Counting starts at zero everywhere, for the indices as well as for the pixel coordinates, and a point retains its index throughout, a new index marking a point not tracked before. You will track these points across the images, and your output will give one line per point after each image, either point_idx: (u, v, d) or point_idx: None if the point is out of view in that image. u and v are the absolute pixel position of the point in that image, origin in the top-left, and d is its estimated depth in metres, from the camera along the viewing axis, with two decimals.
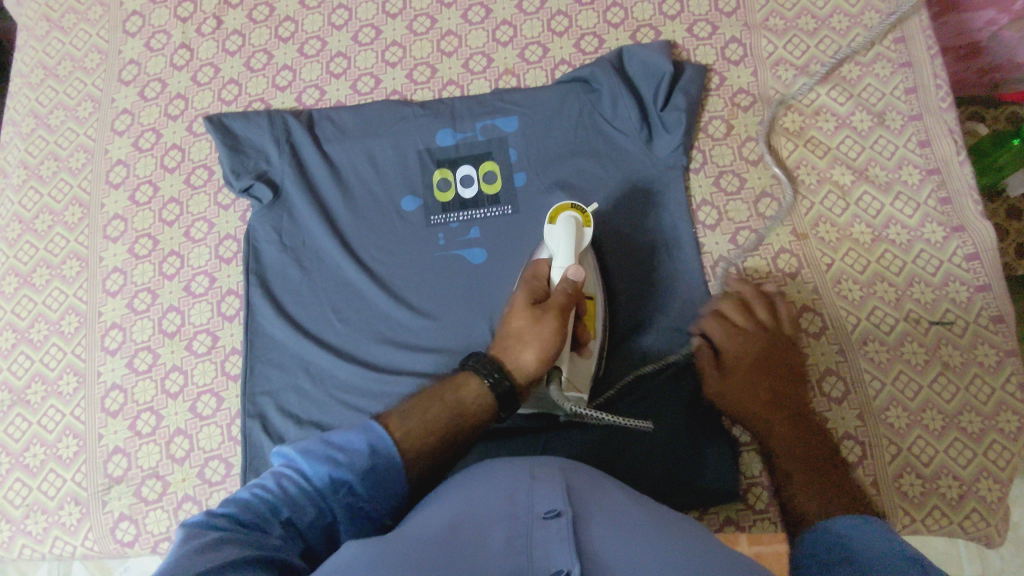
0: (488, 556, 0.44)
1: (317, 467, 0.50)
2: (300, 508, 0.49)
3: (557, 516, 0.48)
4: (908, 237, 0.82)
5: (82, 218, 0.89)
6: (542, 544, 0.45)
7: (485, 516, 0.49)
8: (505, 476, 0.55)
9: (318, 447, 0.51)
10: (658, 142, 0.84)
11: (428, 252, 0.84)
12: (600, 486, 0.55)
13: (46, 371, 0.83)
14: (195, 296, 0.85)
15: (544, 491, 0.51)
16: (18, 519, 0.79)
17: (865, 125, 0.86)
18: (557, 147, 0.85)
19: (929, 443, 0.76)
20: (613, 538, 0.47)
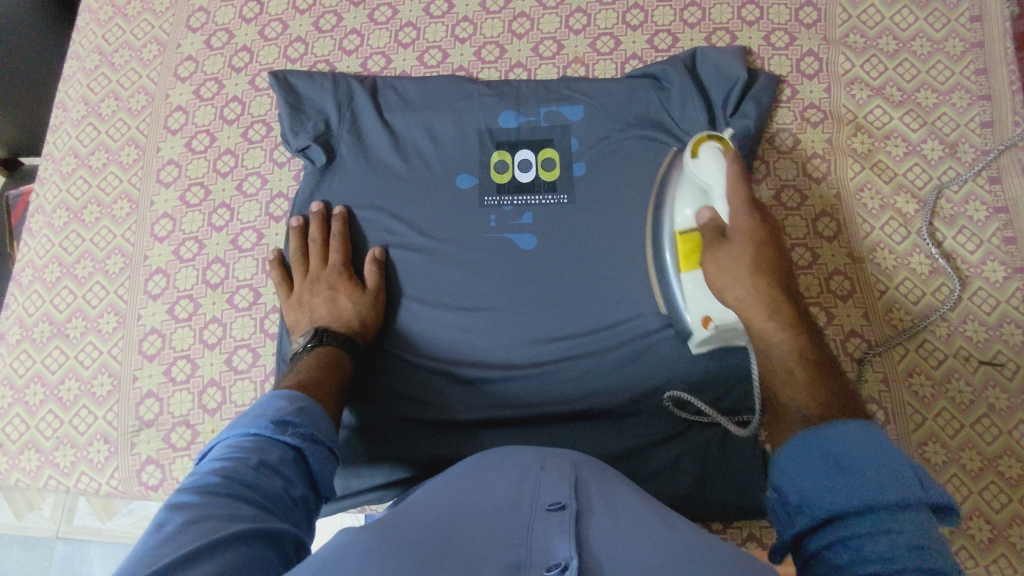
0: (485, 543, 0.44)
1: (255, 424, 0.56)
2: (262, 451, 0.54)
3: (561, 508, 0.47)
4: (966, 273, 0.80)
5: (137, 159, 0.88)
6: (541, 532, 0.45)
7: (487, 508, 0.49)
8: (516, 469, 0.55)
9: (240, 419, 0.57)
10: (723, 148, 0.82)
11: (478, 232, 0.83)
12: (609, 481, 0.55)
13: (87, 308, 0.84)
14: (242, 251, 0.84)
15: (550, 484, 0.51)
16: (47, 450, 0.79)
17: (936, 154, 0.84)
18: (619, 141, 0.84)
19: (964, 483, 0.74)
20: (615, 532, 0.46)
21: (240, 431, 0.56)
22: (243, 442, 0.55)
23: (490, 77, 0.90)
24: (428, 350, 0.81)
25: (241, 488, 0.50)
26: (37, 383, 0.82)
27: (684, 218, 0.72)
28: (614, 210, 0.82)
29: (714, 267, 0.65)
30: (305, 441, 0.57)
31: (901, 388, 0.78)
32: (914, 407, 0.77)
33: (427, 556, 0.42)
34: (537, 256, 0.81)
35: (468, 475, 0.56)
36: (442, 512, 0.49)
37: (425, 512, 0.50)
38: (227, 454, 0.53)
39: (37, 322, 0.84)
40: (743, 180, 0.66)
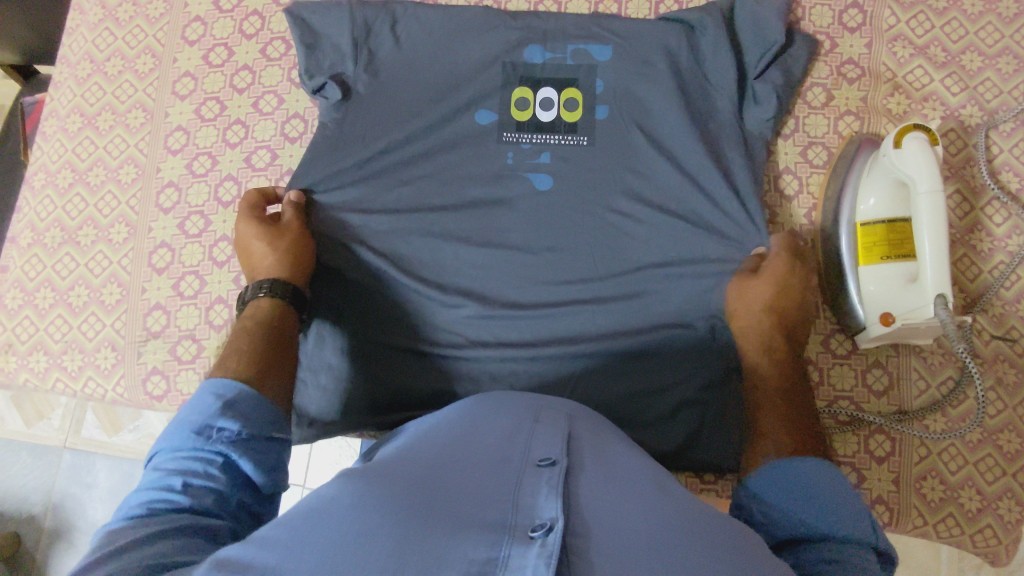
0: (471, 499, 0.43)
1: (181, 433, 0.53)
2: (188, 463, 0.51)
3: (551, 465, 0.46)
4: (989, 246, 0.79)
5: (153, 69, 0.87)
6: (529, 489, 0.44)
7: (479, 458, 0.48)
8: (511, 415, 0.54)
9: (170, 428, 0.54)
10: (748, 114, 0.80)
11: (493, 167, 0.81)
12: (602, 437, 0.54)
13: (98, 218, 0.83)
14: (255, 170, 0.83)
15: (543, 436, 0.50)
16: (55, 353, 0.80)
17: (973, 121, 0.81)
18: (646, 88, 0.81)
19: (960, 452, 0.74)
20: (605, 496, 0.45)
21: (167, 437, 0.53)
22: (174, 441, 0.53)
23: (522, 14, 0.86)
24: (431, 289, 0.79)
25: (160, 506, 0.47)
26: (47, 288, 0.82)
27: (868, 208, 0.74)
28: (633, 159, 0.80)
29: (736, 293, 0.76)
30: (232, 444, 0.52)
31: (908, 354, 0.77)
32: (919, 373, 0.76)
33: (410, 514, 0.41)
34: (549, 197, 0.80)
35: (462, 418, 0.55)
36: (431, 461, 0.48)
37: (414, 460, 0.49)
38: (159, 468, 0.52)
39: (49, 228, 0.84)
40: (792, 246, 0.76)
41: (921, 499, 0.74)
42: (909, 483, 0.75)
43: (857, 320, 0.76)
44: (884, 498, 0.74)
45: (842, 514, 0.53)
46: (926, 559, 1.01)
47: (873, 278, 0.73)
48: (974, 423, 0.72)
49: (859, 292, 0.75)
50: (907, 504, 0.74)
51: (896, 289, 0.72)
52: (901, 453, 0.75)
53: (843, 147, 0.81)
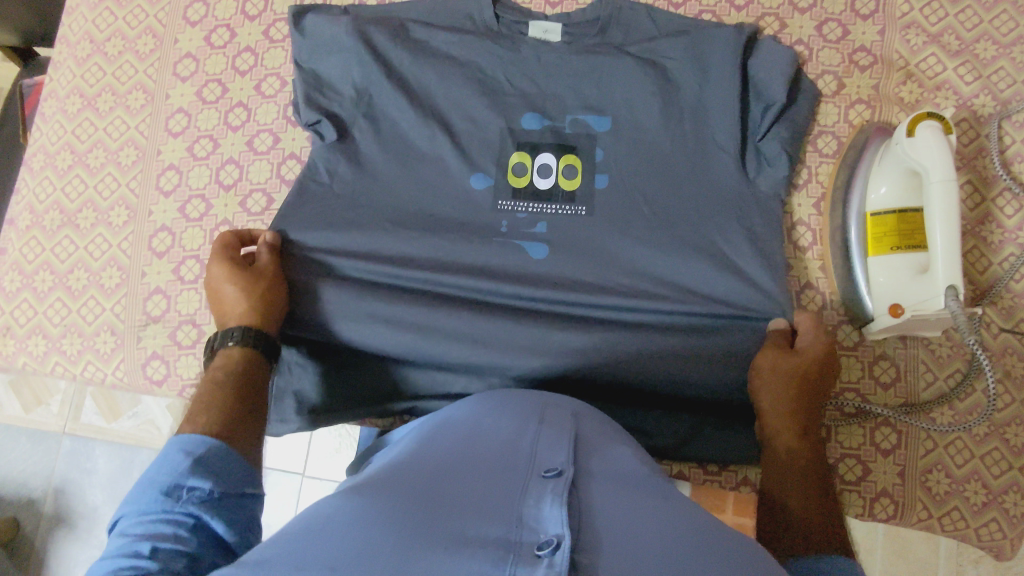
0: (473, 512, 0.41)
1: (149, 496, 0.51)
2: (158, 525, 0.49)
3: (557, 475, 0.44)
4: (1000, 238, 0.78)
5: (154, 49, 0.85)
6: (533, 496, 0.42)
7: (482, 469, 0.46)
8: (515, 422, 0.53)
9: (136, 490, 0.52)
10: (759, 175, 0.75)
11: (488, 236, 0.76)
12: (608, 444, 0.52)
13: (98, 200, 0.82)
14: (256, 153, 0.82)
15: (548, 444, 0.48)
16: (54, 337, 0.79)
17: (986, 110, 0.80)
18: (649, 151, 0.76)
19: (967, 446, 0.74)
20: (613, 506, 0.43)
21: (138, 496, 0.51)
22: (146, 496, 0.51)
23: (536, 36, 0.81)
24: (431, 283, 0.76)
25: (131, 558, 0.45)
26: (45, 271, 0.81)
27: (880, 196, 0.73)
28: (641, 229, 0.74)
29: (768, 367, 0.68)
30: (203, 504, 0.51)
31: (917, 346, 0.76)
32: (927, 365, 0.76)
33: (410, 528, 0.39)
34: (547, 268, 0.75)
35: (465, 427, 0.54)
36: (433, 472, 0.47)
37: (415, 471, 0.47)
38: (129, 528, 0.49)
39: (48, 210, 0.83)
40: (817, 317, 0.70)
41: (926, 492, 0.73)
42: (914, 476, 0.74)
43: (865, 312, 0.75)
44: (889, 491, 0.74)
45: None
46: (927, 554, 1.01)
47: (882, 269, 0.72)
48: (982, 416, 0.71)
49: (868, 285, 0.74)
50: (912, 497, 0.73)
51: (906, 281, 0.71)
52: (907, 445, 0.74)
53: (853, 137, 0.79)
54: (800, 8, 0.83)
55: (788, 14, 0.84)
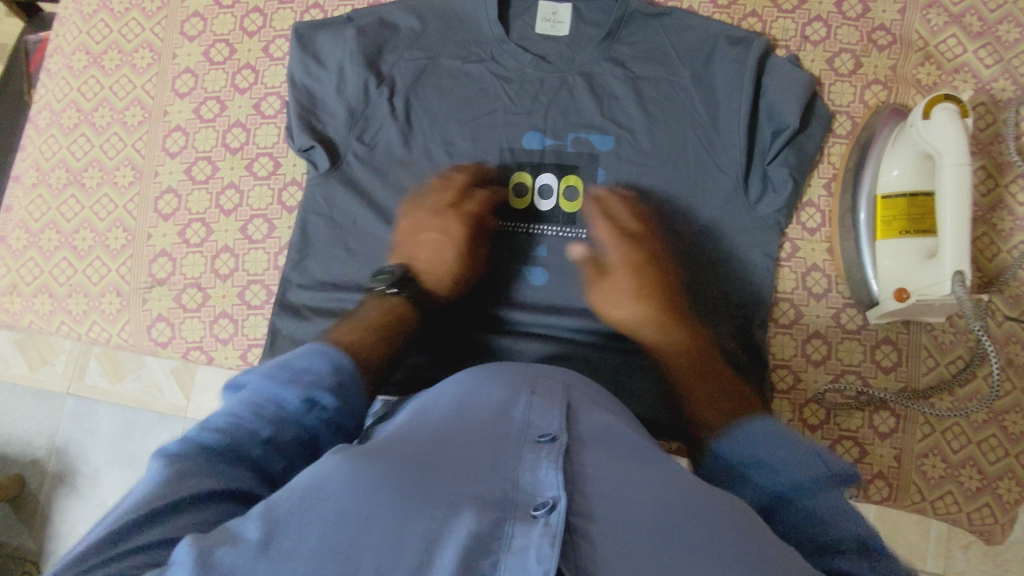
0: (467, 475, 0.41)
1: (286, 390, 0.50)
2: (283, 426, 0.49)
3: (551, 441, 0.44)
4: (1011, 225, 0.77)
5: (161, 7, 0.84)
6: (527, 467, 0.42)
7: (474, 430, 0.46)
8: (507, 383, 0.52)
9: (277, 375, 0.51)
10: (762, 198, 0.76)
11: (486, 260, 0.79)
12: (597, 406, 0.53)
13: (104, 160, 0.81)
14: (264, 117, 0.81)
15: (541, 410, 0.48)
16: (60, 297, 0.79)
17: (1005, 95, 0.79)
18: (652, 178, 0.79)
19: (964, 432, 0.74)
20: (604, 469, 0.44)
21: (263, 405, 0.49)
22: (259, 405, 0.49)
23: (544, 30, 0.82)
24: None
25: (197, 467, 0.44)
26: (51, 230, 0.81)
27: (892, 179, 0.72)
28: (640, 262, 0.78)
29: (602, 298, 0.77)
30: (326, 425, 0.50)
31: (920, 332, 0.76)
32: (929, 351, 0.76)
33: (411, 489, 0.39)
34: (544, 294, 0.79)
35: (458, 387, 0.53)
36: (428, 433, 0.46)
37: (410, 433, 0.46)
38: (229, 421, 0.48)
39: (54, 169, 0.82)
40: (614, 224, 0.78)
41: (922, 476, 0.74)
42: (911, 460, 0.74)
43: (869, 295, 0.75)
44: (884, 473, 0.74)
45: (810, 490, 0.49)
46: (918, 539, 1.02)
47: (891, 255, 0.72)
48: (983, 404, 0.71)
49: (875, 272, 0.74)
50: (907, 481, 0.74)
51: (912, 267, 0.71)
52: (905, 430, 0.75)
53: (868, 118, 0.78)
54: None
55: None
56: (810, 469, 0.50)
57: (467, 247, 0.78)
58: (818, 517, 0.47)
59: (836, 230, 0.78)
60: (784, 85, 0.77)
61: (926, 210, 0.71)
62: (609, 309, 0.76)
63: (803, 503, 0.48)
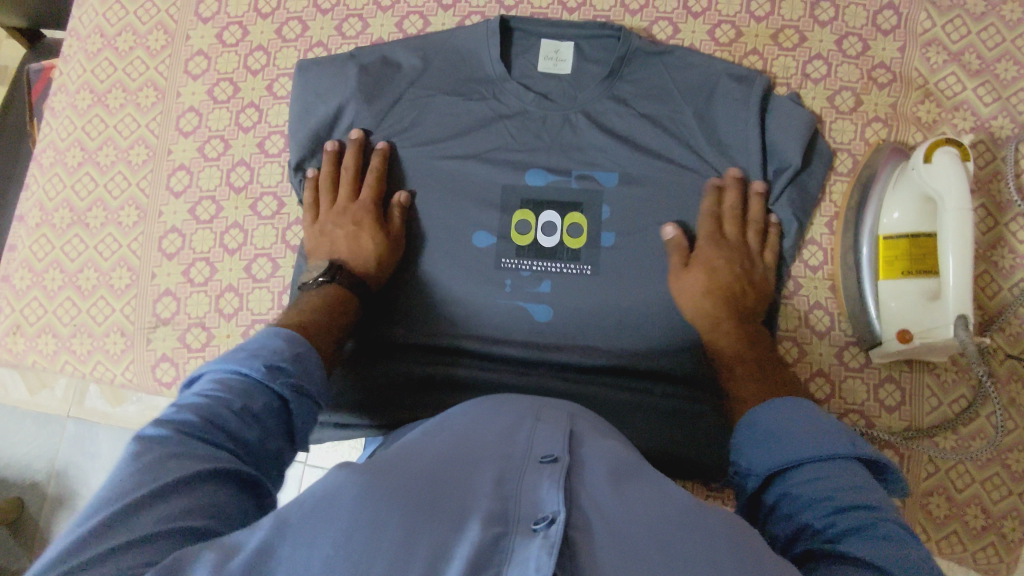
0: (470, 494, 0.41)
1: (248, 363, 0.54)
2: (253, 392, 0.52)
3: (553, 461, 0.45)
4: (1012, 262, 0.77)
5: (165, 46, 0.84)
6: (530, 485, 0.42)
7: (478, 454, 0.46)
8: (510, 416, 0.53)
9: (233, 352, 0.54)
10: (764, 239, 0.77)
11: (490, 297, 0.79)
12: (598, 434, 0.53)
13: (108, 199, 0.81)
14: (268, 156, 0.81)
15: (544, 434, 0.49)
16: (64, 337, 0.79)
17: (1004, 132, 0.79)
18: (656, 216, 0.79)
19: (968, 471, 0.75)
20: (603, 488, 0.44)
21: (232, 381, 0.52)
22: (229, 383, 0.52)
23: (547, 68, 0.82)
24: (449, 305, 0.79)
25: (194, 441, 0.47)
26: (55, 269, 0.81)
27: (893, 221, 0.73)
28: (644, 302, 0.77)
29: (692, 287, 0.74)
30: (293, 392, 0.54)
31: (922, 371, 0.76)
32: (932, 389, 0.76)
33: (416, 503, 0.40)
34: (547, 331, 0.78)
35: (464, 420, 0.53)
36: (433, 453, 0.47)
37: (417, 453, 0.47)
38: (203, 397, 0.51)
39: (58, 208, 0.82)
40: (714, 219, 0.77)
41: (927, 515, 0.74)
42: (916, 499, 0.75)
43: (873, 334, 0.75)
44: None
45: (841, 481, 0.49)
46: None
47: (896, 295, 0.72)
48: (987, 445, 0.71)
49: (877, 311, 0.74)
50: (912, 520, 0.74)
51: (917, 307, 0.71)
52: (909, 469, 0.75)
53: (869, 156, 0.79)
54: (821, 21, 0.82)
55: (808, 28, 0.82)
56: (837, 444, 0.52)
57: (377, 225, 0.77)
58: (849, 496, 0.48)
59: (838, 268, 0.78)
60: (786, 124, 0.77)
61: (930, 250, 0.71)
62: (685, 305, 0.75)
63: (839, 483, 0.49)
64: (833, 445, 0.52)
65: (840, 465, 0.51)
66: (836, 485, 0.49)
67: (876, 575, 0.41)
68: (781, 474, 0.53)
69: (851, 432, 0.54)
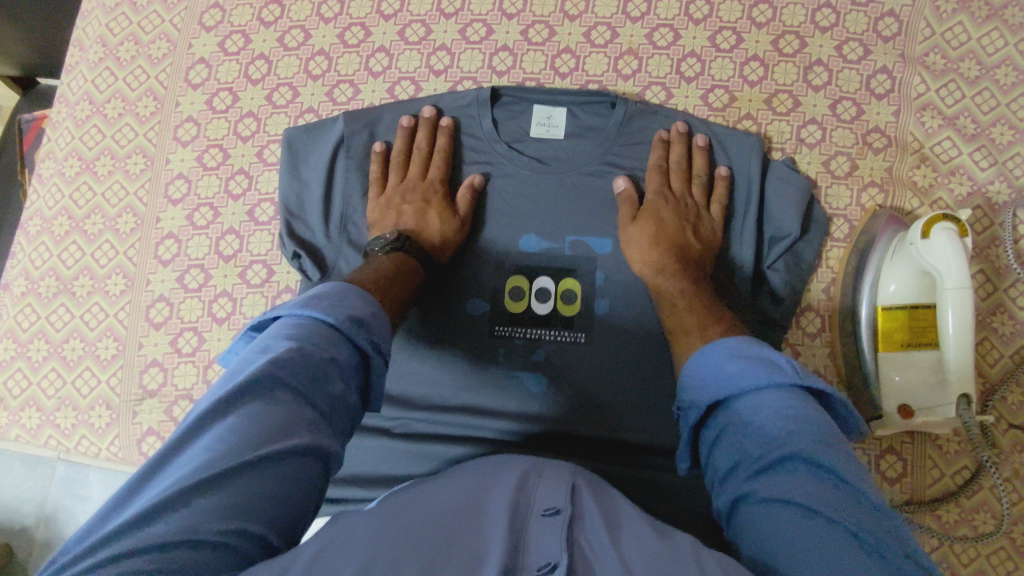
0: (477, 540, 0.44)
1: (330, 313, 0.53)
2: (337, 341, 0.52)
3: (556, 512, 0.47)
4: (1013, 329, 0.76)
5: (155, 113, 0.83)
6: (534, 533, 0.44)
7: (485, 506, 0.49)
8: (514, 475, 0.55)
9: (310, 302, 0.54)
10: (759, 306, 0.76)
11: (486, 365, 0.77)
12: (601, 490, 0.56)
13: (95, 267, 0.80)
14: (258, 224, 0.80)
15: (547, 491, 0.51)
16: (48, 410, 0.78)
17: (1001, 197, 0.79)
18: None
19: (973, 545, 0.73)
20: (603, 532, 0.46)
21: (317, 328, 0.51)
22: (312, 332, 0.51)
23: (540, 133, 0.81)
24: (451, 371, 0.77)
25: (261, 404, 0.46)
26: (40, 339, 0.79)
27: (890, 293, 0.72)
28: (642, 368, 0.76)
29: (635, 235, 0.75)
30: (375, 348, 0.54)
31: (924, 441, 0.75)
32: (934, 460, 0.74)
33: (432, 541, 0.42)
34: (546, 398, 0.76)
35: (467, 480, 0.55)
36: (442, 503, 0.49)
37: (429, 502, 0.50)
38: (292, 339, 0.50)
39: (43, 277, 0.81)
40: (660, 170, 0.79)
41: None
42: None
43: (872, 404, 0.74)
44: None
45: (779, 404, 0.52)
46: None
47: (895, 365, 0.72)
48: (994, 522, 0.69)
49: (878, 378, 0.73)
50: None
51: (917, 378, 0.71)
52: None
53: (865, 222, 0.78)
54: (814, 86, 0.82)
55: (802, 92, 0.82)
56: (774, 371, 0.54)
57: (446, 204, 0.78)
58: (789, 421, 0.50)
59: (837, 335, 0.77)
60: (783, 190, 0.77)
61: (929, 322, 0.70)
62: (635, 252, 0.75)
63: (779, 411, 0.51)
64: (777, 376, 0.53)
65: (783, 396, 0.52)
66: (785, 412, 0.51)
67: (817, 509, 0.44)
68: (725, 402, 0.55)
69: (785, 357, 0.55)
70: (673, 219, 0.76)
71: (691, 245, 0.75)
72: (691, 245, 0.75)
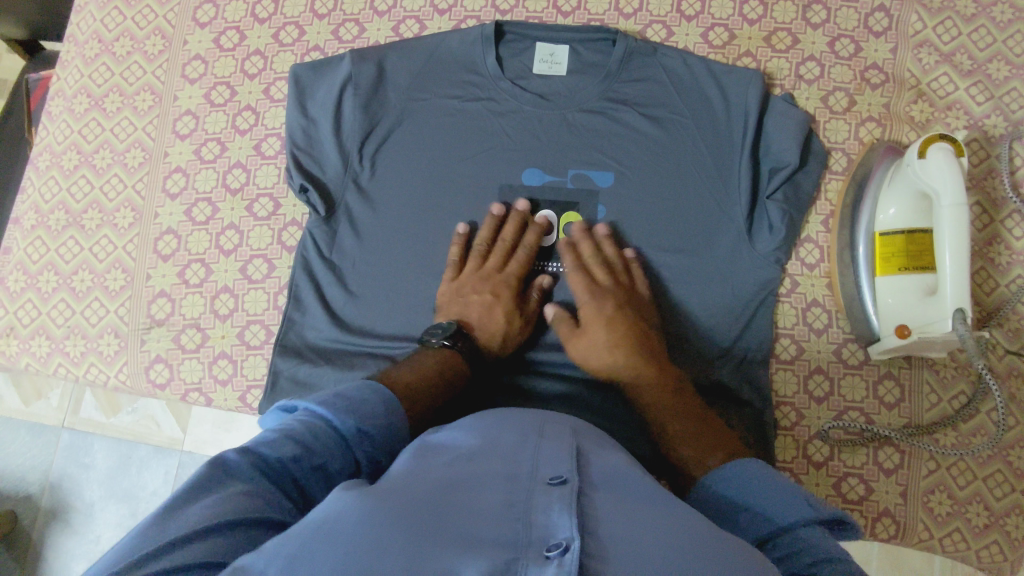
0: (475, 524, 0.37)
1: (337, 415, 0.47)
2: (332, 453, 0.46)
3: (562, 484, 0.40)
4: (1009, 259, 0.77)
5: (163, 51, 0.85)
6: (539, 510, 0.38)
7: (482, 474, 0.42)
8: (512, 430, 0.48)
9: (323, 394, 0.49)
10: (759, 235, 0.76)
11: None
12: (604, 448, 0.49)
13: (104, 201, 0.82)
14: (265, 158, 0.82)
15: (550, 453, 0.44)
16: (58, 338, 0.79)
17: (997, 131, 0.80)
18: (653, 213, 0.78)
19: (969, 468, 0.74)
20: (616, 514, 0.39)
21: (315, 430, 0.46)
22: (311, 430, 0.46)
23: (542, 70, 0.83)
24: None
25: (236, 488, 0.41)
26: (50, 271, 0.80)
27: (889, 217, 0.73)
28: None
29: (584, 346, 0.71)
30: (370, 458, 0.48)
31: (922, 368, 0.76)
32: (931, 386, 0.75)
33: (420, 528, 0.36)
34: (547, 328, 0.77)
35: (460, 435, 0.49)
36: (433, 469, 0.43)
37: (413, 473, 0.43)
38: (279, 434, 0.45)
39: (53, 210, 0.82)
40: (579, 270, 0.75)
41: (929, 514, 0.73)
42: (916, 496, 0.74)
43: (871, 330, 0.75)
44: (892, 511, 0.74)
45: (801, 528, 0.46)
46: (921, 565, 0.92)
47: (891, 290, 0.73)
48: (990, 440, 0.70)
49: (875, 306, 0.75)
50: (915, 520, 0.73)
51: (912, 302, 0.72)
52: (909, 467, 0.74)
53: (863, 155, 0.79)
54: (813, 24, 0.83)
55: (800, 30, 0.83)
56: (785, 500, 0.49)
57: (516, 304, 0.74)
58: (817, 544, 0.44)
59: (834, 266, 0.78)
60: (784, 120, 0.77)
61: (926, 248, 0.71)
62: (595, 359, 0.70)
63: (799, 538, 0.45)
64: (793, 505, 0.48)
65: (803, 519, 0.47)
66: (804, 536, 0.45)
67: None
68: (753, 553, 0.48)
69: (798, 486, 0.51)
70: (619, 316, 0.71)
71: (644, 337, 0.70)
72: (643, 336, 0.70)
